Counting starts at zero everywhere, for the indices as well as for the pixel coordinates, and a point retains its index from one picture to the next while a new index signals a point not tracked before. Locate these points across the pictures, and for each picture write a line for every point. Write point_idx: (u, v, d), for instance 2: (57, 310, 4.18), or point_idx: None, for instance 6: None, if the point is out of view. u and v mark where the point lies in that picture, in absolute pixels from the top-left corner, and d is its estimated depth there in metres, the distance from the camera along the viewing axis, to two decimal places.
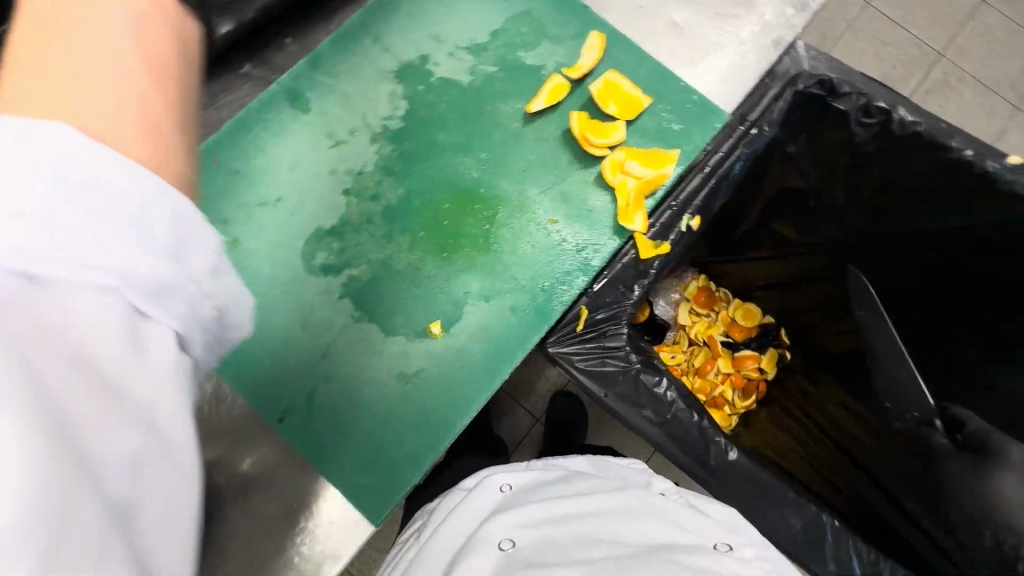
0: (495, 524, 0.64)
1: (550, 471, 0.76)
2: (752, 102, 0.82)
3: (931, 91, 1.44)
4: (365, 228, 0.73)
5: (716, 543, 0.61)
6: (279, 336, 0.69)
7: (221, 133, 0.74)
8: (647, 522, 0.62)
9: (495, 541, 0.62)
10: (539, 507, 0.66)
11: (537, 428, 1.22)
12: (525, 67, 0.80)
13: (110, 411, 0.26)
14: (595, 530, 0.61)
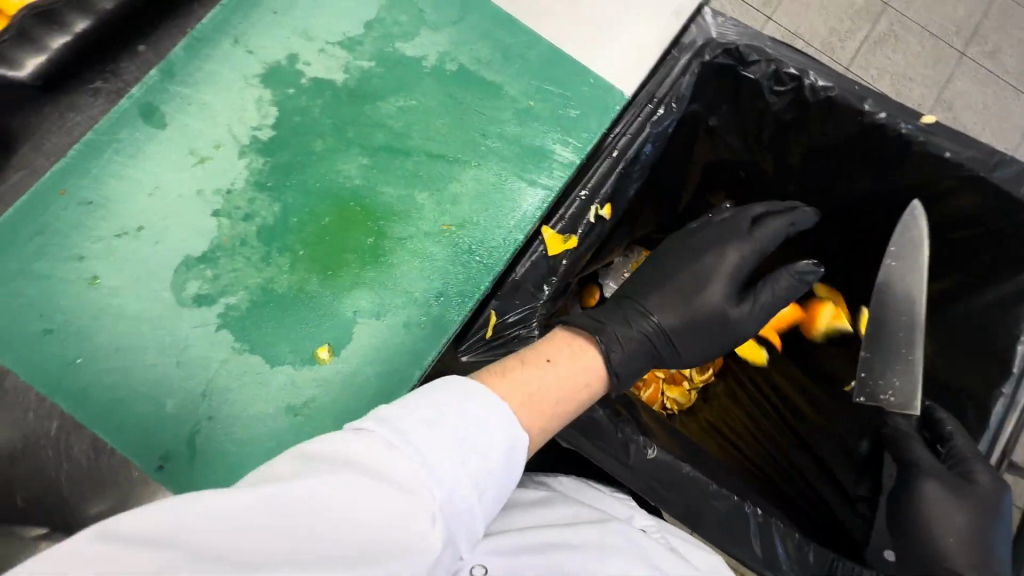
0: (470, 550, 0.62)
1: (531, 493, 0.74)
2: (660, 77, 0.79)
3: (876, 43, 1.40)
4: (240, 252, 0.67)
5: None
6: (154, 379, 0.64)
7: (70, 160, 0.67)
8: (627, 559, 0.63)
9: (466, 570, 0.60)
10: (518, 534, 0.64)
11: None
12: (404, 59, 0.74)
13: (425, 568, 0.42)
14: (574, 568, 0.61)
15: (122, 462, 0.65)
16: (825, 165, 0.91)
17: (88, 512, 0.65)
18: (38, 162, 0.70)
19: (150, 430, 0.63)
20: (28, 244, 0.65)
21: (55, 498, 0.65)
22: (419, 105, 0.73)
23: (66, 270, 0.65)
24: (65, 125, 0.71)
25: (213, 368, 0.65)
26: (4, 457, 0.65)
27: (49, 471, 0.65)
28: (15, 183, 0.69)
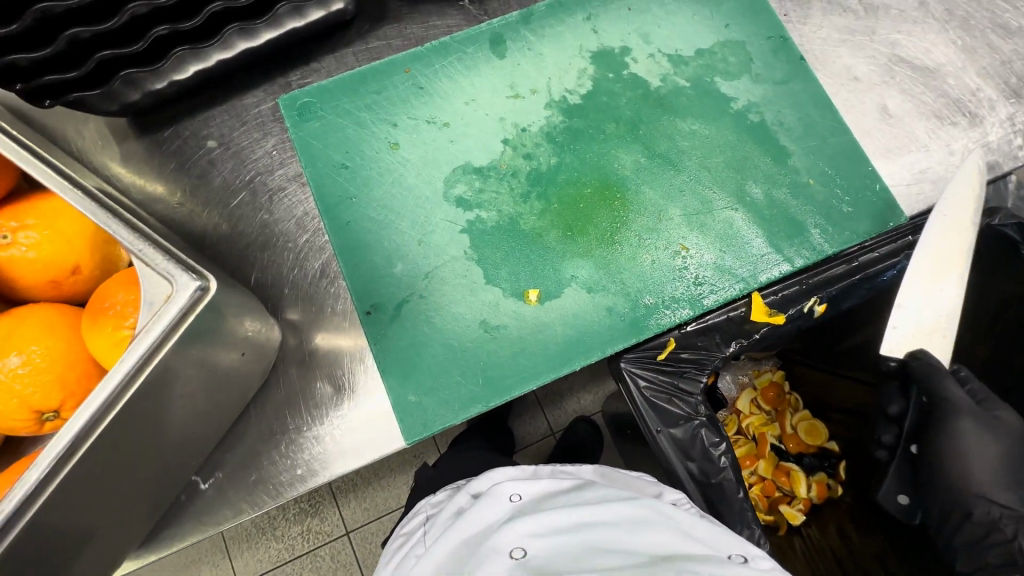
0: (508, 531, 0.64)
1: (562, 479, 0.75)
2: (935, 217, 0.76)
3: None
4: (508, 180, 0.76)
5: (732, 552, 0.61)
6: (397, 242, 0.74)
7: (423, 50, 0.80)
8: (662, 531, 0.62)
9: (507, 550, 0.63)
10: (553, 515, 0.65)
11: (547, 442, 1.22)
12: (716, 93, 0.79)
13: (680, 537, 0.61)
14: (610, 541, 0.61)
15: (335, 292, 0.76)
16: None
17: (286, 314, 0.76)
18: (395, 40, 0.84)
19: (374, 279, 0.72)
20: (365, 96, 0.78)
21: (273, 290, 0.77)
22: (709, 135, 0.78)
23: (380, 129, 0.77)
24: (427, 23, 0.84)
25: (443, 259, 0.73)
26: (259, 241, 0.78)
27: (282, 269, 0.77)
28: (372, 48, 0.84)
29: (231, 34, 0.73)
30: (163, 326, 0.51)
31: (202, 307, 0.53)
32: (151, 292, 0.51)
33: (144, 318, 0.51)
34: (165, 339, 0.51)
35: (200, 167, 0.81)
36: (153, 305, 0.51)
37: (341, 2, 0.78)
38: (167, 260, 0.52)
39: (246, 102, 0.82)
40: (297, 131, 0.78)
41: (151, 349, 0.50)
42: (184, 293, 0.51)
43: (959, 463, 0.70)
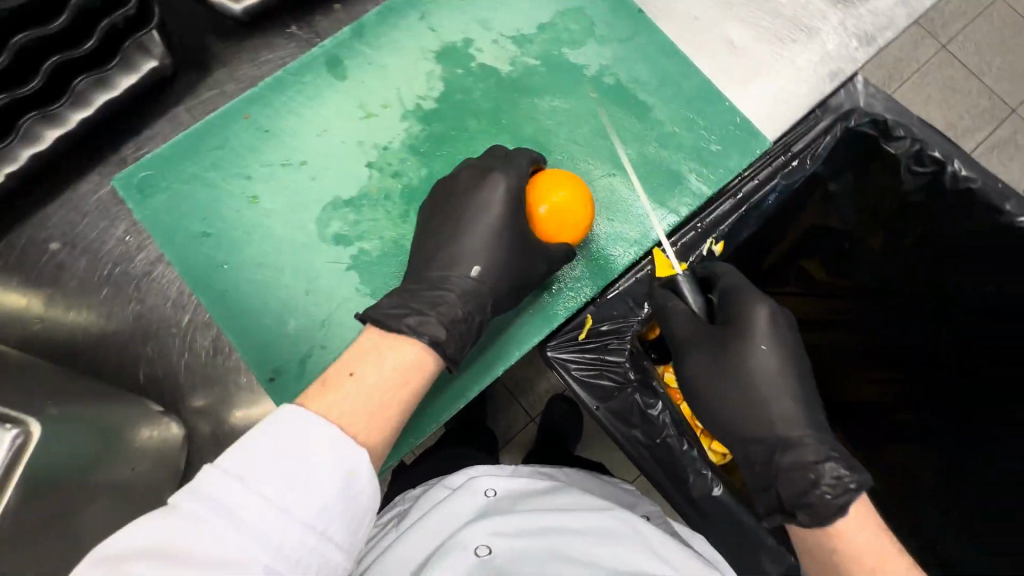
0: (476, 528, 0.64)
1: (539, 481, 0.77)
2: (800, 133, 0.79)
3: (992, 148, 1.32)
4: (382, 204, 0.73)
5: (689, 574, 0.63)
6: (284, 298, 0.70)
7: (258, 91, 0.74)
8: (628, 546, 0.64)
9: (472, 546, 0.63)
10: (525, 518, 0.66)
11: (531, 427, 1.15)
12: (568, 64, 0.78)
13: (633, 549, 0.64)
14: (575, 551, 0.63)
15: (234, 366, 0.72)
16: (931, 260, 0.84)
17: (191, 404, 0.72)
18: (228, 86, 0.78)
19: (268, 342, 0.68)
20: (208, 154, 0.73)
21: (169, 383, 0.71)
22: (571, 108, 0.77)
23: (233, 185, 0.72)
24: (258, 59, 0.79)
25: (335, 302, 0.70)
26: (138, 335, 0.72)
27: (171, 357, 0.72)
28: (205, 99, 0.78)
29: (29, 124, 0.65)
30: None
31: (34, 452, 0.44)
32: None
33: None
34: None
35: (49, 274, 0.73)
36: None
37: (151, 59, 0.71)
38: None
39: (81, 191, 0.74)
40: (143, 211, 0.71)
41: None
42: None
43: (713, 387, 0.70)
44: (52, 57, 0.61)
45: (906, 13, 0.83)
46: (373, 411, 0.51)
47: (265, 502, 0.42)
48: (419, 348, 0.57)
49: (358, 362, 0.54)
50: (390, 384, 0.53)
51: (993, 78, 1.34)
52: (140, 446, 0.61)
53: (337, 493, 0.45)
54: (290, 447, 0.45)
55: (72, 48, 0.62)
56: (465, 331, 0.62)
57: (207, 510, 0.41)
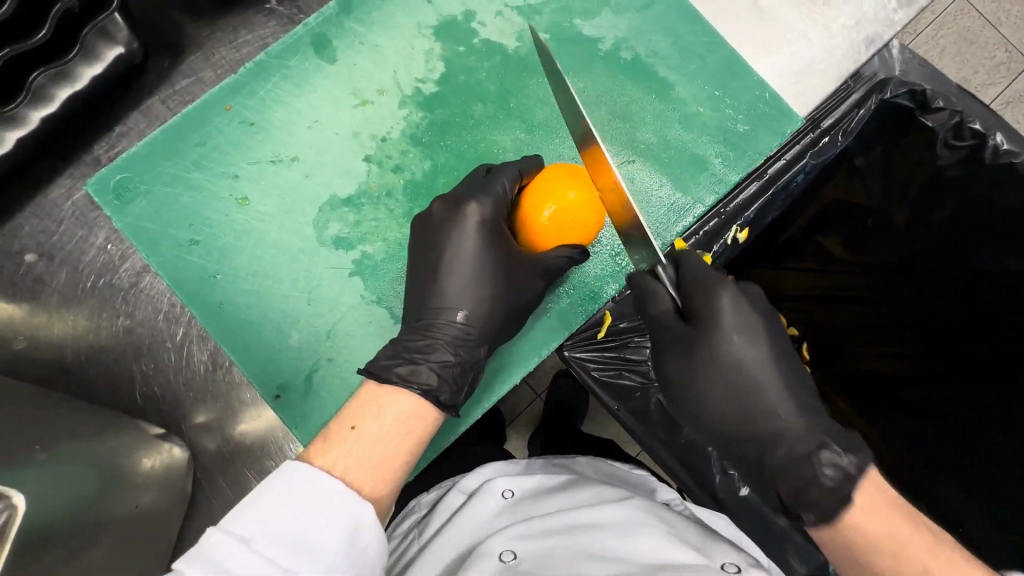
0: (498, 535, 0.63)
1: (553, 478, 0.75)
2: (830, 106, 0.72)
3: (1008, 103, 1.25)
4: (384, 203, 0.67)
5: (724, 563, 0.59)
6: (284, 308, 0.65)
7: (239, 78, 0.67)
8: (652, 536, 0.61)
9: (497, 553, 0.61)
10: (543, 518, 0.64)
11: (537, 404, 1.09)
12: (580, 38, 0.71)
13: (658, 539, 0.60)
14: (599, 547, 0.59)
15: (234, 379, 0.69)
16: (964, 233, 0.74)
17: (193, 420, 0.68)
18: (204, 73, 0.71)
19: (270, 357, 0.64)
20: (190, 152, 0.66)
21: (167, 401, 0.67)
22: (587, 89, 0.70)
23: (219, 186, 0.66)
24: (235, 41, 0.71)
25: (340, 311, 0.65)
26: (129, 351, 0.68)
27: (167, 373, 0.68)
28: (180, 89, 0.70)
29: None
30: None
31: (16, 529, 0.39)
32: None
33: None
34: None
35: (27, 289, 0.67)
36: None
37: (117, 46, 0.64)
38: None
39: (53, 197, 0.68)
40: (123, 219, 0.65)
41: None
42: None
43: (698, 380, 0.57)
44: (1, 52, 0.54)
45: None
46: (376, 464, 0.49)
47: (270, 564, 0.41)
48: (418, 396, 0.54)
49: (359, 414, 0.51)
50: (394, 434, 0.51)
51: (1012, 27, 1.25)
52: (143, 477, 0.58)
53: (341, 549, 0.44)
54: (297, 505, 0.44)
55: (23, 39, 0.54)
56: (459, 374, 0.59)
57: (213, 573, 0.40)
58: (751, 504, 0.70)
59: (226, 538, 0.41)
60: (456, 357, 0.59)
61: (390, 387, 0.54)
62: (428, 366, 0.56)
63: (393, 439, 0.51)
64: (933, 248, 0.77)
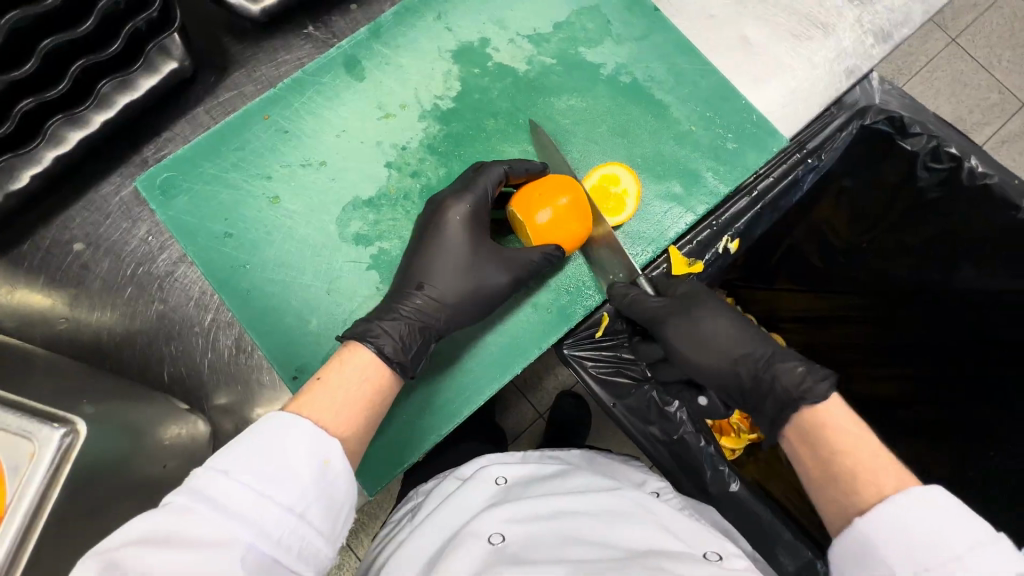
0: (488, 517, 0.63)
1: (547, 468, 0.76)
2: (815, 130, 0.79)
3: (1003, 142, 1.31)
4: (401, 204, 0.73)
5: (707, 550, 0.60)
6: (305, 297, 0.71)
7: (279, 91, 0.75)
8: (638, 523, 0.62)
9: (486, 535, 0.61)
10: (533, 503, 0.65)
11: (539, 424, 1.14)
12: (584, 63, 0.79)
13: (643, 528, 0.62)
14: (586, 530, 0.61)
15: (257, 363, 0.74)
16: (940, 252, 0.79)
17: (214, 401, 0.73)
18: (246, 87, 0.79)
19: (291, 342, 0.69)
20: (229, 156, 0.73)
21: (192, 381, 0.72)
22: (590, 108, 0.78)
23: (254, 186, 0.73)
24: (275, 61, 0.79)
25: (358, 301, 0.71)
26: (161, 333, 0.73)
27: (194, 355, 0.73)
28: (224, 100, 0.78)
29: (56, 126, 0.67)
30: (35, 491, 0.45)
31: (79, 449, 0.48)
32: (10, 456, 0.45)
33: (11, 487, 0.45)
34: (45, 499, 0.45)
35: (73, 274, 0.74)
36: (18, 470, 0.45)
37: (173, 61, 0.72)
38: (22, 416, 0.46)
39: (103, 192, 0.75)
40: (166, 213, 0.72)
41: (28, 521, 0.44)
42: (49, 447, 0.46)
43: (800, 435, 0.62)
44: (77, 61, 0.62)
45: (923, 9, 0.82)
46: (340, 404, 0.53)
47: (245, 489, 0.43)
48: (372, 351, 0.59)
49: (324, 368, 0.57)
50: (355, 382, 0.56)
51: (1003, 71, 1.33)
52: (169, 443, 0.63)
53: (314, 479, 0.46)
54: (272, 442, 0.46)
55: (97, 51, 0.63)
56: (408, 334, 0.63)
57: (195, 501, 0.42)
58: (746, 503, 0.73)
59: (206, 470, 0.43)
60: (408, 320, 0.64)
61: (351, 341, 0.60)
62: (381, 326, 0.62)
63: (354, 389, 0.55)
64: (908, 270, 0.82)
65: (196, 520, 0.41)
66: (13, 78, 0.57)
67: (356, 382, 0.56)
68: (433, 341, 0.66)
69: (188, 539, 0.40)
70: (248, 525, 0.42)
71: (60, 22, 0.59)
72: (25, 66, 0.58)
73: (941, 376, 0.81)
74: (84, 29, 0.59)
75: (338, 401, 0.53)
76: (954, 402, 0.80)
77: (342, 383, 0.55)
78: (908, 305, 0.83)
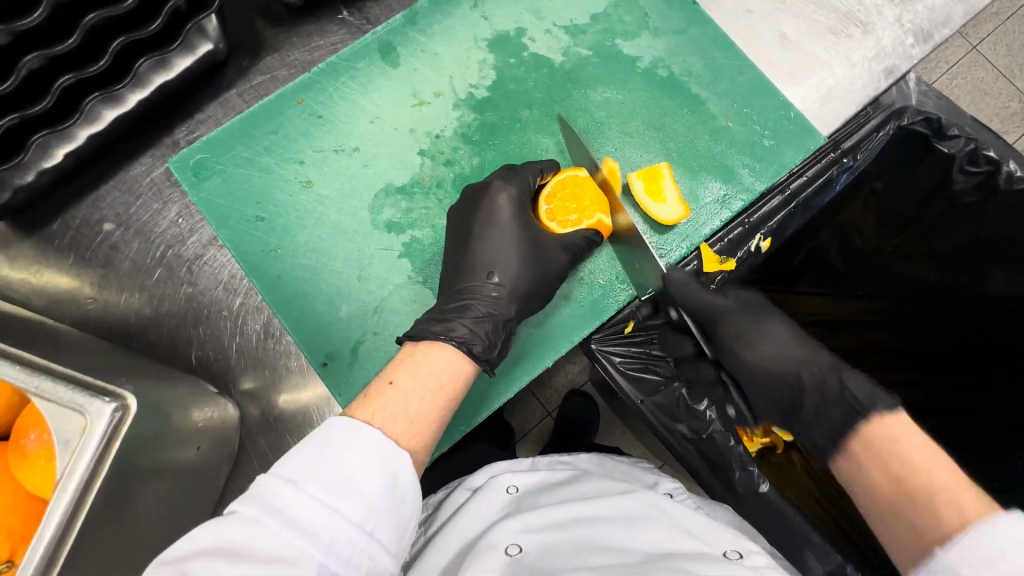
0: (503, 528, 0.62)
1: (558, 473, 0.75)
2: (850, 129, 0.77)
3: None
4: (434, 193, 0.73)
5: (726, 549, 0.58)
6: (335, 283, 0.70)
7: (313, 76, 0.74)
8: (658, 527, 0.61)
9: (502, 546, 0.60)
10: (548, 511, 0.64)
11: (549, 422, 1.13)
12: (620, 56, 0.78)
13: (660, 532, 0.60)
14: (605, 538, 0.59)
15: (284, 349, 0.73)
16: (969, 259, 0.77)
17: (240, 387, 0.72)
18: (279, 71, 0.78)
19: (321, 329, 0.69)
20: (263, 139, 0.73)
21: (220, 365, 0.72)
22: (625, 101, 0.77)
23: (286, 171, 0.73)
24: (309, 45, 0.79)
25: (388, 289, 0.70)
26: (189, 317, 0.73)
27: (222, 340, 0.73)
28: (256, 84, 0.78)
29: (92, 104, 0.66)
30: (86, 465, 0.45)
31: (130, 426, 0.48)
32: (65, 429, 0.46)
33: (65, 461, 0.45)
34: (95, 474, 0.45)
35: (102, 255, 0.73)
36: (69, 444, 0.45)
37: (208, 43, 0.71)
38: (75, 389, 0.46)
39: (135, 172, 0.75)
40: (198, 194, 0.72)
41: (79, 494, 0.44)
42: (101, 421, 0.46)
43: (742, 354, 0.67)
44: (118, 37, 0.61)
45: (965, 9, 0.79)
46: (414, 417, 0.51)
47: (313, 502, 0.42)
48: (454, 347, 0.59)
49: (398, 371, 0.54)
50: (430, 388, 0.54)
51: None
52: (202, 425, 0.64)
53: (382, 493, 0.44)
54: (341, 455, 0.45)
55: (138, 29, 0.62)
56: (491, 330, 0.63)
57: (261, 511, 0.41)
58: (774, 504, 0.72)
59: (272, 480, 0.42)
60: (489, 317, 0.64)
61: (426, 341, 0.59)
62: (462, 322, 0.62)
63: (431, 394, 0.53)
64: (938, 275, 0.80)
65: (264, 533, 0.39)
66: (54, 54, 0.57)
67: (436, 388, 0.54)
68: (513, 334, 0.66)
69: (256, 553, 0.38)
70: (315, 539, 0.40)
71: None
72: (67, 42, 0.57)
73: (943, 378, 0.82)
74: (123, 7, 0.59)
75: (416, 410, 0.51)
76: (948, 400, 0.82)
77: (424, 390, 0.53)
78: (914, 304, 0.83)
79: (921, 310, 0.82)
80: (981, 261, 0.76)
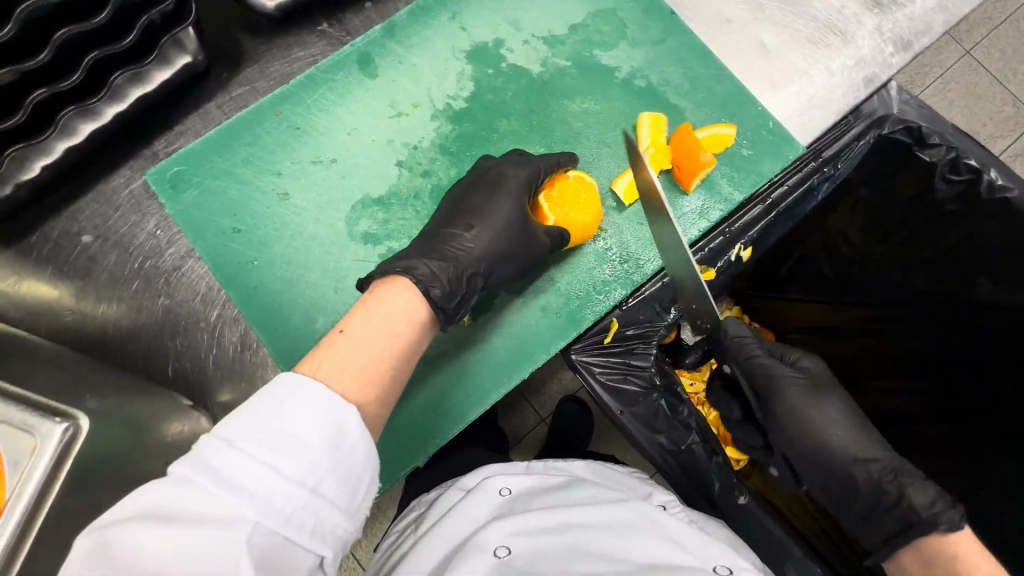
0: (493, 528, 0.61)
1: (551, 476, 0.73)
2: (830, 138, 0.77)
3: (1017, 156, 1.29)
4: (411, 204, 0.73)
5: (716, 564, 0.59)
6: (311, 295, 0.70)
7: (291, 88, 0.75)
8: (649, 538, 0.61)
9: (491, 547, 0.59)
10: (538, 515, 0.63)
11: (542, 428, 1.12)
12: (599, 66, 0.78)
13: (653, 542, 0.60)
14: (597, 547, 0.59)
15: (261, 360, 0.73)
16: (951, 268, 0.77)
17: (218, 399, 0.72)
18: (259, 83, 0.78)
19: (296, 341, 0.69)
20: (240, 151, 0.73)
21: (197, 377, 0.72)
22: (602, 111, 0.77)
23: (264, 182, 0.73)
24: (289, 57, 0.79)
25: None
26: (167, 329, 0.73)
27: (199, 352, 0.72)
28: (236, 95, 0.78)
29: (68, 118, 0.66)
30: (36, 485, 0.44)
31: (81, 447, 0.48)
32: (12, 450, 0.45)
33: (13, 481, 0.44)
34: (44, 494, 0.45)
35: (81, 266, 0.73)
36: (17, 465, 0.45)
37: (186, 55, 0.71)
38: (24, 409, 0.46)
39: (113, 184, 0.75)
40: (175, 206, 0.72)
41: (29, 513, 0.44)
42: (51, 441, 0.46)
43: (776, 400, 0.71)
44: (92, 52, 0.62)
45: (945, 18, 0.79)
46: (365, 365, 0.50)
47: (254, 462, 0.41)
48: (416, 289, 0.58)
49: (352, 319, 0.53)
50: (384, 334, 0.53)
51: (1018, 85, 1.31)
52: (172, 439, 0.62)
53: (325, 447, 0.44)
54: (282, 407, 0.44)
55: (112, 43, 0.63)
56: (456, 280, 0.62)
57: (198, 472, 0.40)
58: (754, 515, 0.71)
59: (212, 440, 0.42)
60: (455, 265, 0.63)
61: (391, 282, 0.58)
62: (425, 265, 0.61)
63: (383, 340, 0.52)
64: (923, 284, 0.79)
65: (198, 492, 0.40)
66: (25, 68, 0.57)
67: (390, 333, 0.53)
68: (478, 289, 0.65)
69: (188, 515, 0.39)
70: (257, 500, 0.40)
71: (74, 12, 0.58)
72: (40, 56, 0.57)
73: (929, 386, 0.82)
74: (95, 21, 0.59)
75: (368, 353, 0.51)
76: (943, 410, 0.80)
77: (380, 338, 0.52)
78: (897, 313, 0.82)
79: (907, 317, 0.82)
80: (964, 269, 0.75)
